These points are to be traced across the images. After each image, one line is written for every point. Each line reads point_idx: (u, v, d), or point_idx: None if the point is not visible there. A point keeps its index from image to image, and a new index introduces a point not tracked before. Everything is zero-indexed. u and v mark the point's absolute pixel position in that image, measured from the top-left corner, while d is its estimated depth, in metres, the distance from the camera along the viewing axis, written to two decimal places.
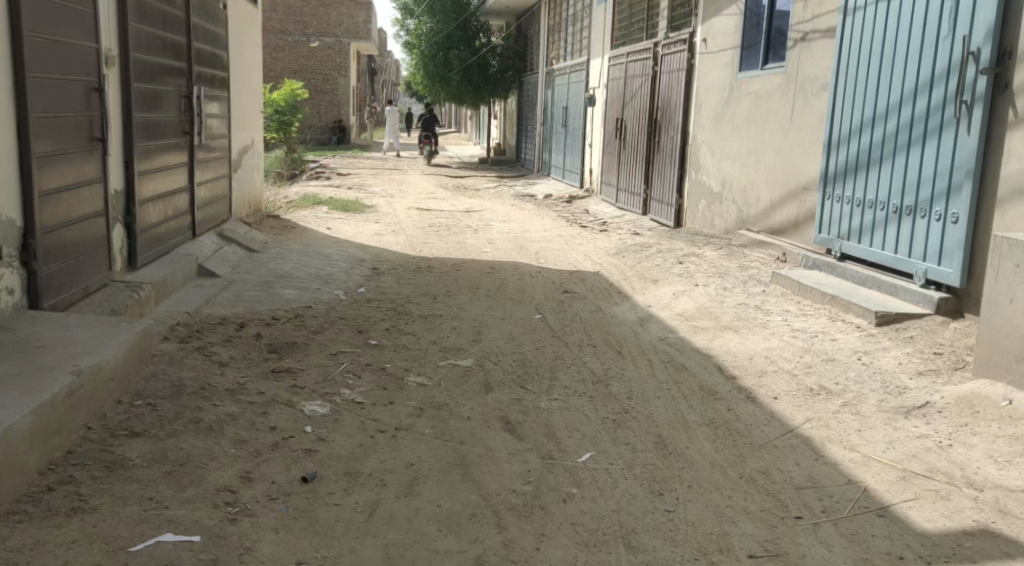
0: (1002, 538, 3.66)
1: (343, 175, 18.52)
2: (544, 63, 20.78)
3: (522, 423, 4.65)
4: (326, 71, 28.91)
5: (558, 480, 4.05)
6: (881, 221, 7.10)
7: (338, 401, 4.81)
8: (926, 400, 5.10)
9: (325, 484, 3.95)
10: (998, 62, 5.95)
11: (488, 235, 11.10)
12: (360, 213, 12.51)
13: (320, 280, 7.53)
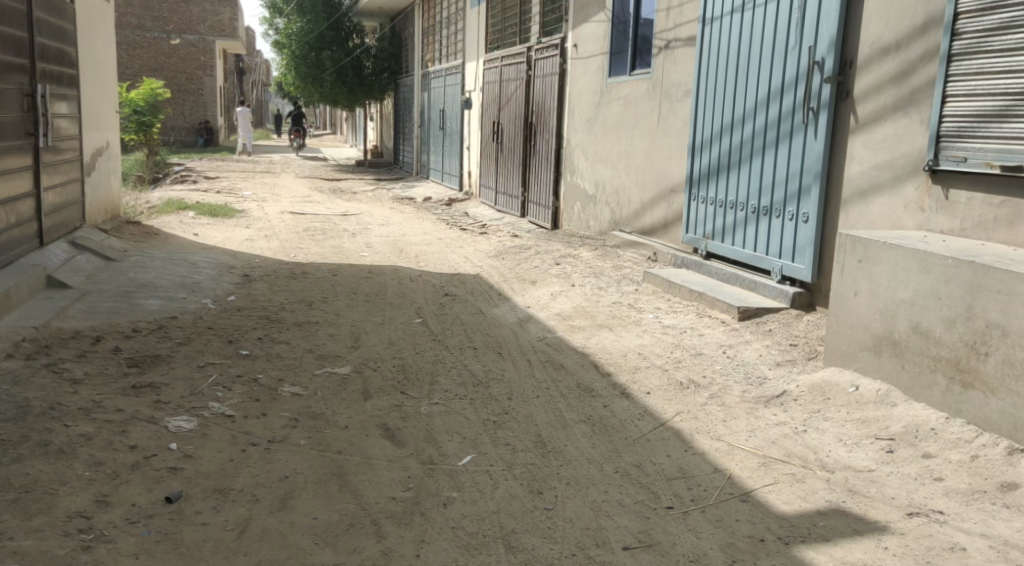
0: (851, 516, 3.94)
1: (211, 178, 18.06)
2: (419, 65, 20.82)
3: (402, 429, 4.72)
4: (189, 70, 28.12)
5: (438, 485, 4.14)
6: (741, 221, 7.48)
7: (206, 415, 4.76)
8: (783, 389, 5.44)
9: (191, 503, 3.91)
10: (841, 71, 6.37)
11: (365, 239, 11.08)
12: (228, 218, 12.25)
13: (186, 289, 7.38)
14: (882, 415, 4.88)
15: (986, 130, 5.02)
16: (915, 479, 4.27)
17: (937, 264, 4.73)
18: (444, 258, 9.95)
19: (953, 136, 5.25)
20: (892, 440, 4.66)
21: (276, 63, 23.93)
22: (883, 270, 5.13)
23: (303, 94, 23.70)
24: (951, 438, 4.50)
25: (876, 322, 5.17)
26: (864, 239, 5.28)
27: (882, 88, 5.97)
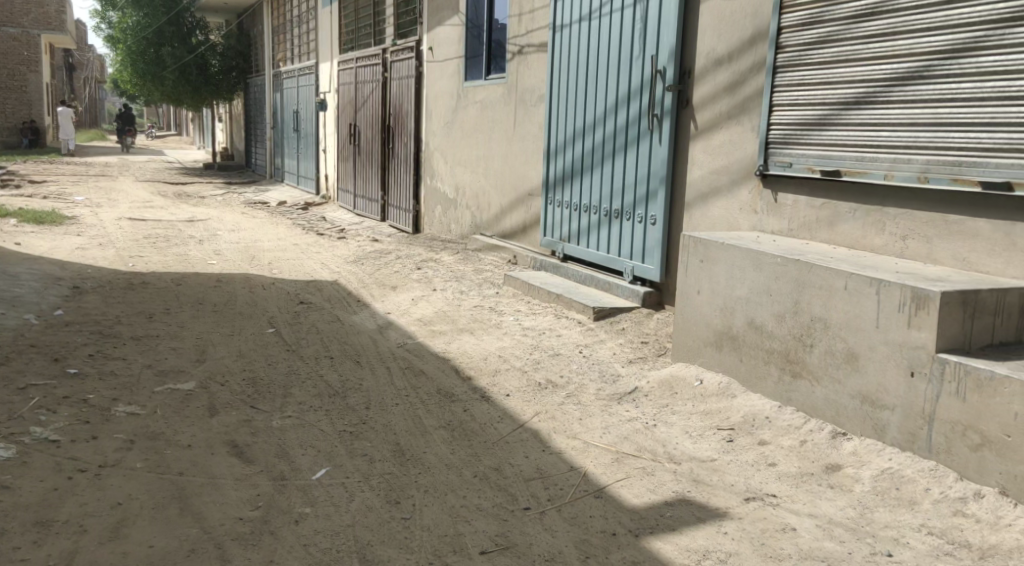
0: (695, 505, 4.16)
1: (38, 183, 17.14)
2: (270, 65, 20.43)
3: (251, 445, 4.67)
4: (9, 65, 26.71)
5: (290, 501, 4.12)
6: (595, 224, 7.72)
7: (27, 441, 4.57)
8: (635, 386, 5.67)
9: (9, 538, 3.75)
10: (682, 80, 6.67)
11: (213, 247, 10.78)
12: (56, 226, 11.66)
13: (7, 304, 7.01)
14: (723, 406, 5.17)
15: (809, 137, 5.37)
16: (752, 465, 4.54)
17: (768, 263, 5.04)
18: (298, 264, 9.82)
19: (781, 142, 5.59)
20: (732, 430, 4.94)
21: (111, 60, 22.88)
22: (721, 269, 5.42)
23: (142, 90, 22.68)
24: (783, 425, 4.82)
25: (717, 319, 5.47)
26: (704, 240, 5.57)
27: (717, 96, 6.28)
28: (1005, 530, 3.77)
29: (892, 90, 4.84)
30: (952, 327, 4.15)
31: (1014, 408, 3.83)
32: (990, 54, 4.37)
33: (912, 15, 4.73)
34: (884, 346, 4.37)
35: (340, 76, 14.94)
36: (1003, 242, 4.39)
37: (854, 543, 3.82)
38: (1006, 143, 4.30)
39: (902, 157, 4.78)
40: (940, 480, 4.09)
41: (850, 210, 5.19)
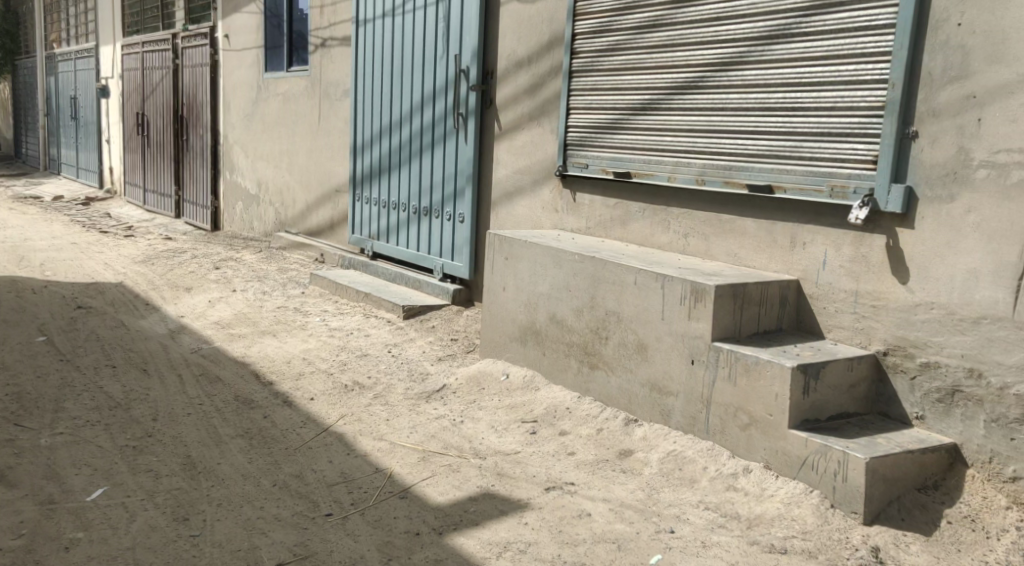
0: (498, 498, 4.26)
1: None
2: (42, 47, 19.06)
3: (14, 467, 4.38)
4: None
5: (61, 526, 3.90)
6: (404, 222, 7.72)
7: None
8: (443, 383, 5.73)
9: None
10: (484, 79, 6.77)
11: None
12: None
13: None
14: (527, 400, 5.33)
15: (603, 139, 5.62)
16: (554, 456, 4.71)
17: (568, 260, 5.23)
18: (79, 265, 9.24)
19: (577, 143, 5.82)
20: (535, 421, 5.09)
21: None
22: (525, 266, 5.58)
23: None
24: (581, 414, 5.04)
25: (521, 314, 5.62)
26: (508, 238, 5.71)
27: (519, 97, 6.45)
28: (768, 501, 4.09)
29: (674, 98, 5.15)
30: (727, 319, 4.45)
31: (775, 389, 4.15)
32: (754, 67, 4.71)
33: (689, 28, 5.05)
34: (669, 337, 4.64)
35: (124, 61, 14.17)
36: (767, 238, 4.74)
37: (642, 523, 4.02)
38: (768, 149, 4.66)
39: (683, 160, 5.08)
40: (715, 459, 4.40)
41: (639, 209, 5.45)
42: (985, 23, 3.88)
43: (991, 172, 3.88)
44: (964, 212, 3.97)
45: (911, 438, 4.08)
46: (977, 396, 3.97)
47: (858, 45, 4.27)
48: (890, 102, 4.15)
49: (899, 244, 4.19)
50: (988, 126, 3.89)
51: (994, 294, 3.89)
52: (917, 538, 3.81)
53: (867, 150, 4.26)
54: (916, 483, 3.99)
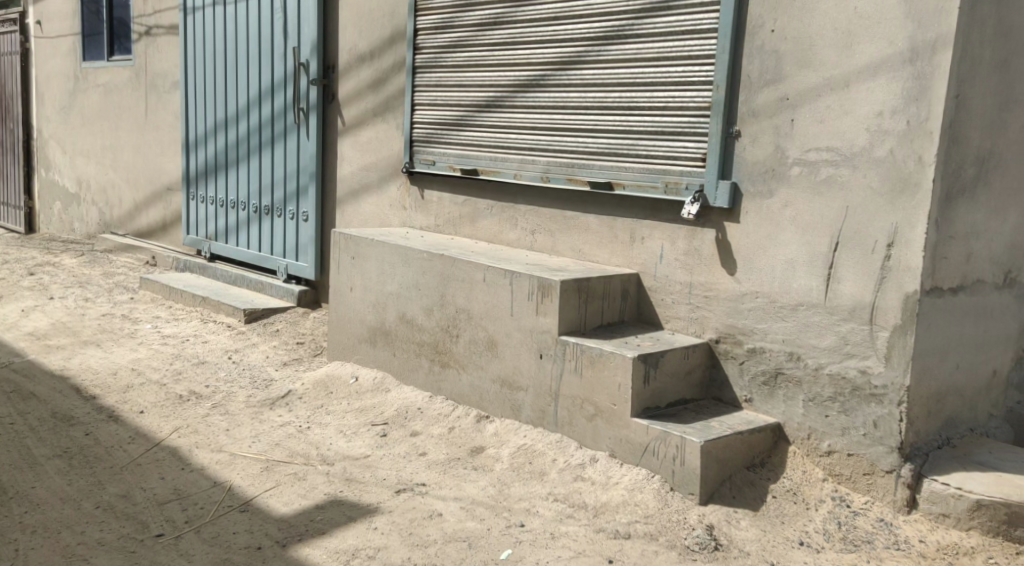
0: (345, 505, 4.19)
1: None
2: None
3: None
4: None
5: None
6: (244, 221, 7.47)
7: None
8: (288, 389, 5.58)
9: None
10: (325, 74, 6.63)
11: None
12: None
13: None
14: (377, 402, 5.29)
15: (448, 137, 5.62)
16: (404, 457, 4.68)
17: (415, 258, 5.23)
18: None
19: (423, 140, 5.80)
20: (386, 424, 5.05)
21: None
22: (372, 266, 5.53)
23: None
24: (433, 414, 5.06)
25: (370, 314, 5.58)
26: (354, 237, 5.64)
27: (363, 93, 6.36)
28: (612, 488, 4.22)
29: (516, 96, 5.22)
30: (572, 312, 4.57)
31: (618, 379, 4.29)
32: (593, 67, 4.83)
33: (528, 26, 5.13)
34: (519, 332, 4.73)
35: None
36: (608, 234, 4.87)
37: (493, 519, 4.06)
38: (606, 147, 4.78)
39: (528, 158, 5.15)
40: (563, 450, 4.51)
41: (487, 206, 5.49)
42: (795, 30, 4.13)
43: (804, 170, 4.13)
44: (782, 206, 4.21)
45: (741, 421, 4.30)
46: (796, 378, 4.22)
47: (686, 47, 4.44)
48: (714, 103, 4.35)
49: (727, 237, 4.40)
50: (800, 126, 4.13)
51: (808, 282, 4.14)
52: (747, 514, 4.02)
53: (696, 149, 4.44)
54: (744, 462, 4.21)
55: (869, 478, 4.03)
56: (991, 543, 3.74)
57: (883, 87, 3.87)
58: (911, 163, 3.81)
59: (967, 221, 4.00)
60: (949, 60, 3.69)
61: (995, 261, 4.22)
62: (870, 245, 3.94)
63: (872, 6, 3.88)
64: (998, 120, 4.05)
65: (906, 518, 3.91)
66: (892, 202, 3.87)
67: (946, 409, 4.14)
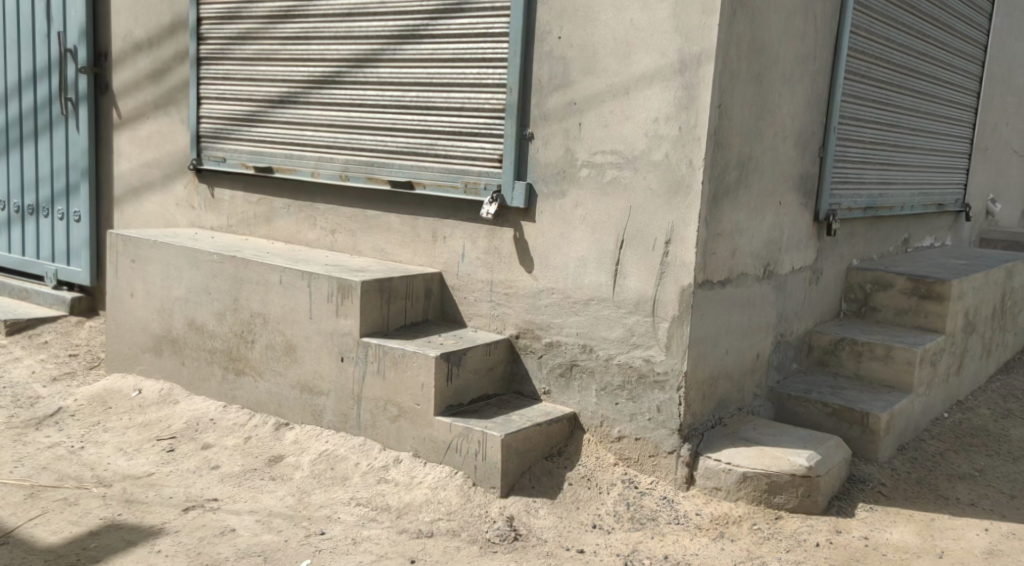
0: (125, 528, 3.94)
1: None
2: None
3: None
4: None
5: None
6: (3, 222, 6.83)
7: None
8: (58, 406, 5.18)
9: None
10: (96, 62, 6.19)
11: None
12: None
13: None
14: (164, 415, 5.02)
15: (239, 133, 5.41)
16: (193, 472, 4.47)
17: (204, 260, 5.00)
18: None
19: (211, 136, 5.54)
20: (173, 438, 4.81)
21: None
22: (154, 269, 5.23)
23: None
24: (227, 424, 4.89)
25: (153, 322, 5.29)
26: (133, 238, 5.31)
27: (141, 84, 5.99)
28: (416, 487, 4.25)
29: (310, 92, 5.10)
30: (373, 313, 4.53)
31: (421, 378, 4.31)
32: (388, 65, 4.82)
33: (320, 22, 5.02)
34: (318, 335, 4.65)
35: None
36: (409, 233, 4.87)
37: (291, 530, 3.96)
38: (403, 147, 4.79)
39: (325, 156, 5.04)
40: (367, 453, 4.50)
41: (284, 205, 5.33)
42: (579, 38, 4.29)
43: (592, 171, 4.30)
44: (573, 206, 4.36)
45: (539, 413, 4.42)
46: (590, 368, 4.39)
47: (478, 49, 4.52)
48: (508, 105, 4.45)
49: (524, 236, 4.50)
50: (587, 130, 4.31)
51: (599, 278, 4.31)
52: (545, 503, 4.16)
53: (492, 149, 4.53)
54: (543, 453, 4.35)
55: (654, 459, 4.27)
56: (754, 510, 4.09)
57: (658, 95, 4.10)
58: (684, 167, 4.06)
59: (732, 220, 4.25)
60: (713, 71, 3.95)
61: (754, 255, 4.43)
62: (651, 242, 4.17)
63: (647, 19, 4.10)
64: (755, 129, 4.30)
65: (685, 494, 4.18)
66: (669, 202, 4.11)
67: (718, 391, 4.39)
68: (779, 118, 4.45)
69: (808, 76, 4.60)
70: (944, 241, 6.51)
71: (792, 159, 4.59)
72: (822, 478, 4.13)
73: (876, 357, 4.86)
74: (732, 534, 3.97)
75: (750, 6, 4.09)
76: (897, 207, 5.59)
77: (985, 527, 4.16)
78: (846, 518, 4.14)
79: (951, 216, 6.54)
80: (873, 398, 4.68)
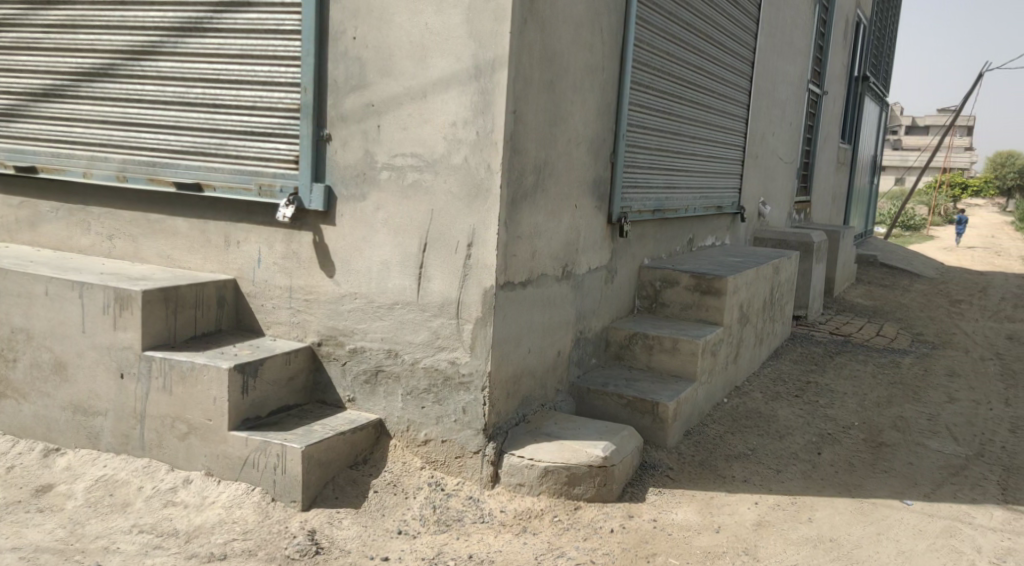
0: None
1: None
2: None
3: None
4: None
5: None
6: None
7: None
8: None
9: None
10: None
11: None
12: None
13: None
14: None
15: None
16: None
17: None
18: None
19: None
20: None
21: None
22: None
23: None
24: None
25: None
26: None
27: None
28: (208, 508, 4.02)
29: (80, 85, 4.71)
30: (156, 324, 4.23)
31: (212, 393, 4.07)
32: (168, 59, 4.53)
33: (89, 10, 4.65)
34: (93, 351, 4.28)
35: None
36: (198, 238, 4.60)
37: None
38: (190, 146, 4.53)
39: (100, 155, 4.68)
40: (152, 476, 4.19)
41: (51, 209, 4.88)
42: (374, 39, 4.20)
43: (392, 174, 4.23)
44: (374, 210, 4.28)
45: (342, 421, 4.31)
46: (395, 373, 4.33)
47: (269, 47, 4.35)
48: (303, 105, 4.31)
49: (324, 240, 4.37)
50: (386, 132, 4.23)
51: (402, 281, 4.26)
52: (349, 512, 4.06)
53: (287, 150, 4.37)
54: (347, 461, 4.24)
55: (460, 460, 4.27)
56: (556, 503, 4.19)
57: (454, 100, 4.09)
58: (482, 171, 4.07)
59: (530, 222, 4.33)
60: (507, 78, 4.00)
61: (552, 256, 4.55)
62: (453, 245, 4.16)
63: (441, 23, 4.08)
64: (549, 135, 4.41)
65: (490, 492, 4.21)
66: (469, 206, 4.11)
67: (521, 390, 4.46)
68: (572, 124, 4.59)
69: (597, 85, 4.79)
70: (723, 240, 7.04)
71: (583, 164, 4.75)
72: (617, 466, 4.30)
73: (664, 350, 5.16)
74: (534, 528, 4.06)
75: (540, 15, 4.19)
76: (681, 209, 5.96)
77: (756, 501, 4.48)
78: (638, 503, 4.33)
79: (727, 217, 7.06)
80: (662, 388, 4.95)
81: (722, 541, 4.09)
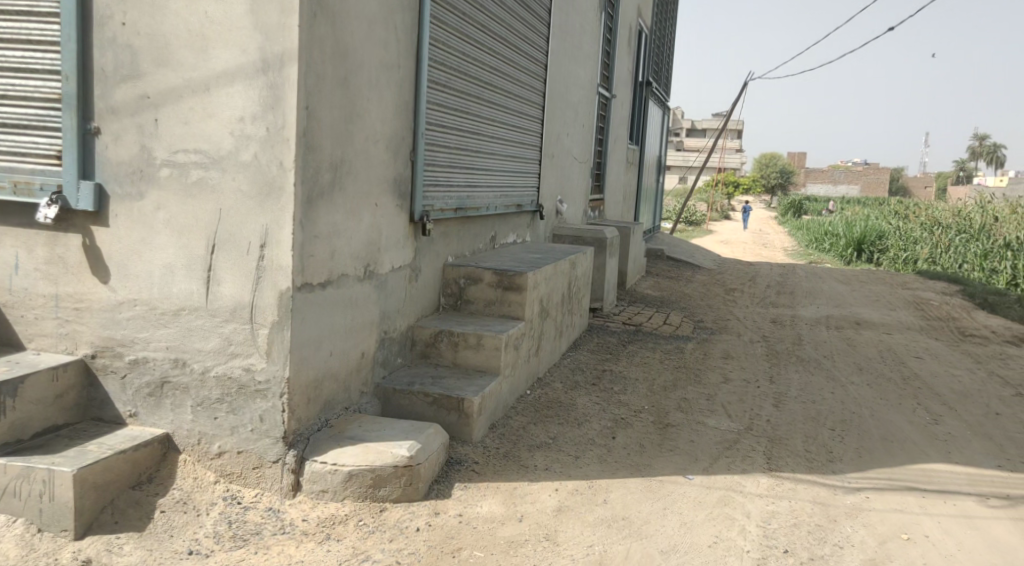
0: None
1: None
2: None
3: None
4: None
5: None
6: None
7: None
8: None
9: None
10: None
11: None
12: None
13: None
14: None
15: None
16: None
17: None
18: None
19: None
20: None
21: None
22: None
23: None
24: None
25: None
26: None
27: None
28: None
29: None
30: None
31: None
32: None
33: None
34: None
35: None
36: None
37: None
38: None
39: None
40: None
41: None
42: (147, 26, 3.90)
43: (173, 171, 3.95)
44: (152, 209, 3.97)
45: (123, 438, 3.98)
46: (183, 385, 4.05)
47: (22, 29, 3.98)
48: (66, 96, 3.95)
49: (95, 242, 4.03)
50: (164, 127, 3.94)
51: (189, 286, 3.98)
52: (130, 537, 3.74)
53: (48, 144, 4.00)
54: (129, 482, 3.91)
55: (258, 471, 4.05)
56: (360, 507, 4.05)
57: (241, 94, 3.86)
58: (274, 168, 3.87)
59: (327, 221, 4.16)
60: (297, 73, 3.82)
61: (352, 255, 4.39)
62: (244, 246, 3.93)
63: (222, 11, 3.84)
64: (345, 132, 4.25)
65: (291, 502, 4.02)
66: (261, 205, 3.90)
67: (323, 393, 4.28)
68: (368, 122, 4.46)
69: (393, 82, 4.68)
70: (524, 238, 7.12)
71: (382, 162, 4.62)
72: (422, 465, 4.20)
73: (469, 346, 5.13)
74: (338, 534, 3.90)
75: (330, 9, 4.03)
76: (482, 207, 5.95)
77: (556, 487, 4.53)
78: (443, 499, 4.25)
79: (528, 216, 7.15)
80: (465, 384, 4.91)
81: (524, 530, 4.10)
